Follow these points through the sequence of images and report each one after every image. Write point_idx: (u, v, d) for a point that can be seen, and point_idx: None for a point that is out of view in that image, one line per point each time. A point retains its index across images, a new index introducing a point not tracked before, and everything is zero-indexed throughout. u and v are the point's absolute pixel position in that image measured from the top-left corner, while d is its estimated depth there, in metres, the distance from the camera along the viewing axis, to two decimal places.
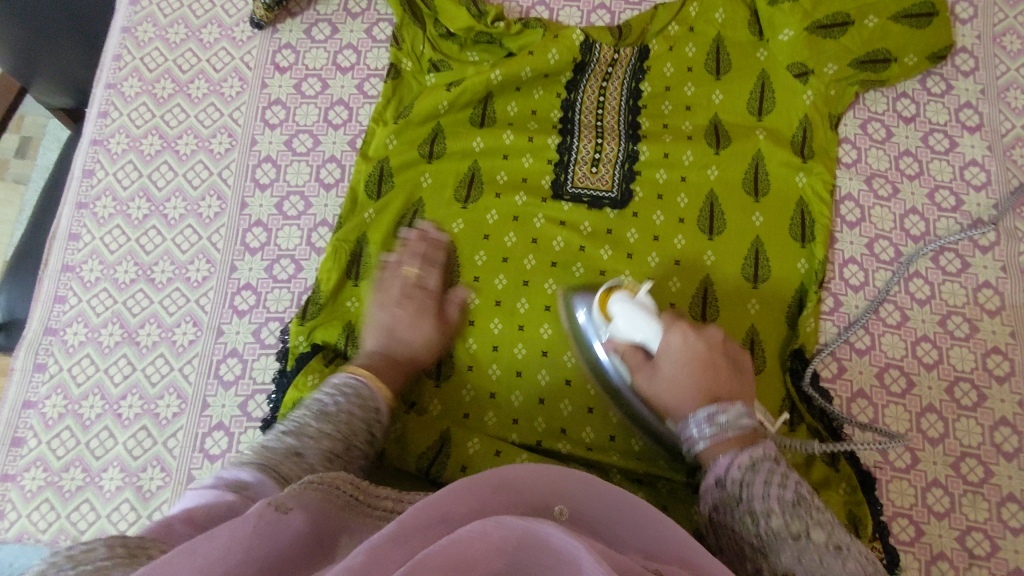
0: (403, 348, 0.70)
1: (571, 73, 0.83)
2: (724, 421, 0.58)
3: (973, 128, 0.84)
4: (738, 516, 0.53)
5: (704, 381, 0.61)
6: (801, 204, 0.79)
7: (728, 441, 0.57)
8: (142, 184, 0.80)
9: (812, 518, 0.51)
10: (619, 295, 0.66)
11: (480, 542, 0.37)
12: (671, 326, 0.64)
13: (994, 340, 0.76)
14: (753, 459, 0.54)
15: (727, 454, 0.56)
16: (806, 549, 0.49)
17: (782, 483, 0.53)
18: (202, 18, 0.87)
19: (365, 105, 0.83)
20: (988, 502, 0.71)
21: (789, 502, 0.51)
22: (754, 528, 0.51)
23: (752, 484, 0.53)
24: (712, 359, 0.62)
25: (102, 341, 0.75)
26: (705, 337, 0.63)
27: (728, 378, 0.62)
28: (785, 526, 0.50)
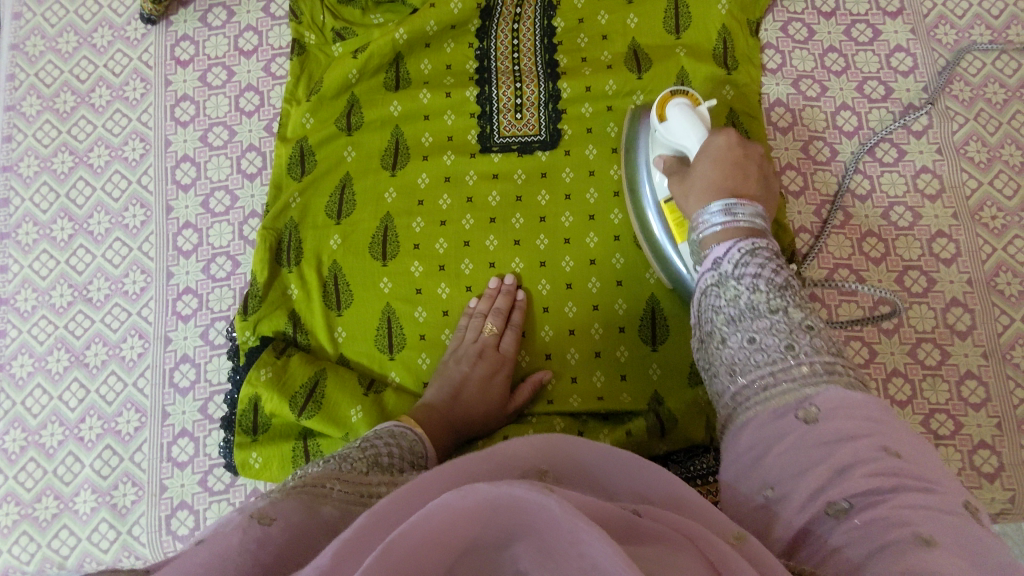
0: (470, 407, 0.68)
1: (479, 19, 0.80)
2: (740, 212, 0.54)
3: (894, 13, 0.82)
4: (727, 293, 0.51)
5: (728, 172, 0.57)
6: (731, 118, 0.77)
7: (738, 229, 0.54)
8: (62, 205, 0.78)
9: (797, 302, 0.49)
10: (682, 100, 0.63)
11: (440, 517, 0.31)
12: (718, 129, 0.60)
13: (938, 224, 0.76)
14: (755, 247, 0.52)
15: (728, 242, 0.54)
16: (782, 325, 0.48)
17: (774, 270, 0.50)
18: (91, 22, 0.83)
19: (275, 87, 0.81)
20: (948, 383, 0.72)
21: (789, 319, 0.48)
22: (737, 301, 0.50)
23: (747, 267, 0.51)
24: (747, 163, 0.58)
25: (51, 369, 0.74)
26: (747, 146, 0.60)
27: (760, 188, 0.58)
28: (767, 302, 0.49)
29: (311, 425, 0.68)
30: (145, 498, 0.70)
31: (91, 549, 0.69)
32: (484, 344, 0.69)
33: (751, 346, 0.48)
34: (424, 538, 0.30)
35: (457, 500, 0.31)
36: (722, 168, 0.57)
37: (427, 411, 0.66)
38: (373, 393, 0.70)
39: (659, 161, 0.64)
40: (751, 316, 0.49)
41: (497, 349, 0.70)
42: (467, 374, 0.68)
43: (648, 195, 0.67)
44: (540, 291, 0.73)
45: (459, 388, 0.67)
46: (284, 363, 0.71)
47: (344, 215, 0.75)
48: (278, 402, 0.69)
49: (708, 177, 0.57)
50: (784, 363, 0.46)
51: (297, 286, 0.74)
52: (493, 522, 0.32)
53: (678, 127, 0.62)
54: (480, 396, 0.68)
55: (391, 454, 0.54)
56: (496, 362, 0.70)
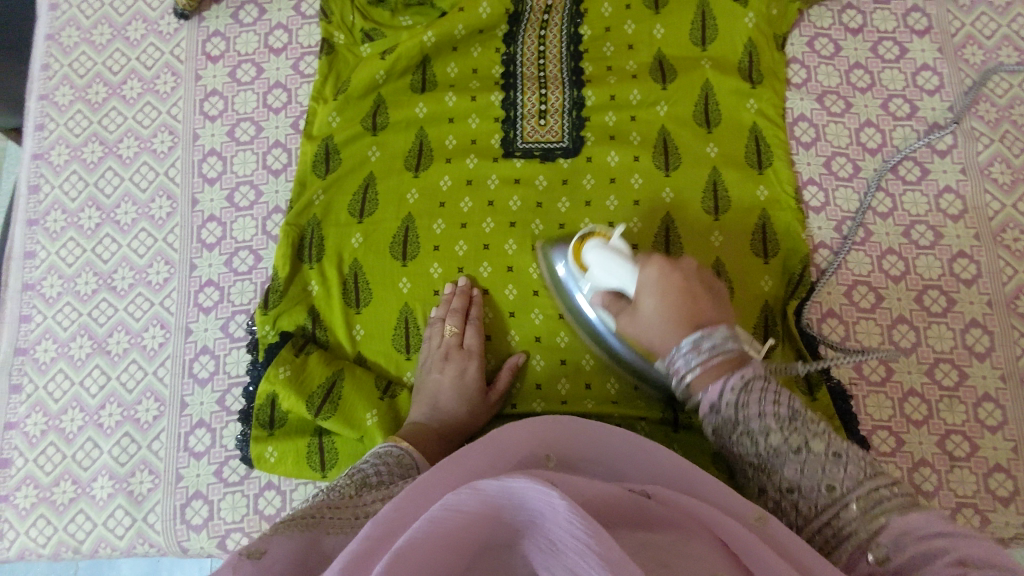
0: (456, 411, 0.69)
1: (506, 25, 0.81)
2: (709, 345, 0.53)
3: (922, 31, 0.82)
4: (736, 438, 0.51)
5: (683, 305, 0.56)
6: (754, 131, 0.78)
7: (713, 368, 0.52)
8: (90, 193, 0.80)
9: (811, 430, 0.49)
10: (596, 241, 0.63)
11: (455, 518, 0.34)
12: (647, 262, 0.60)
13: (959, 244, 0.76)
14: (746, 379, 0.51)
15: (715, 381, 0.52)
16: (811, 463, 0.47)
17: (776, 401, 0.50)
18: (125, 16, 0.84)
19: (303, 85, 0.82)
20: (965, 404, 0.72)
21: (785, 418, 0.49)
22: (753, 448, 0.50)
23: (747, 406, 0.50)
24: (696, 293, 0.57)
25: (73, 355, 0.75)
26: (680, 266, 0.59)
27: (710, 304, 0.57)
28: (786, 441, 0.48)
29: (327, 424, 0.69)
30: (160, 487, 0.71)
31: (106, 535, 0.70)
32: (447, 346, 0.70)
33: (794, 497, 0.48)
34: (438, 531, 0.34)
35: (466, 500, 0.35)
36: (672, 298, 0.57)
37: (416, 426, 0.67)
38: (389, 397, 0.71)
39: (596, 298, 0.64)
40: (775, 461, 0.49)
41: (461, 347, 0.71)
42: (440, 381, 0.70)
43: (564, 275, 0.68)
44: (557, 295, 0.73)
45: (437, 397, 0.69)
46: (303, 361, 0.72)
47: (367, 214, 0.76)
48: (296, 400, 0.69)
49: (668, 320, 0.56)
50: (831, 505, 0.46)
51: (318, 282, 0.75)
52: (499, 519, 0.35)
53: (610, 274, 0.62)
54: (460, 399, 0.69)
55: (378, 474, 0.56)
56: (464, 359, 0.70)
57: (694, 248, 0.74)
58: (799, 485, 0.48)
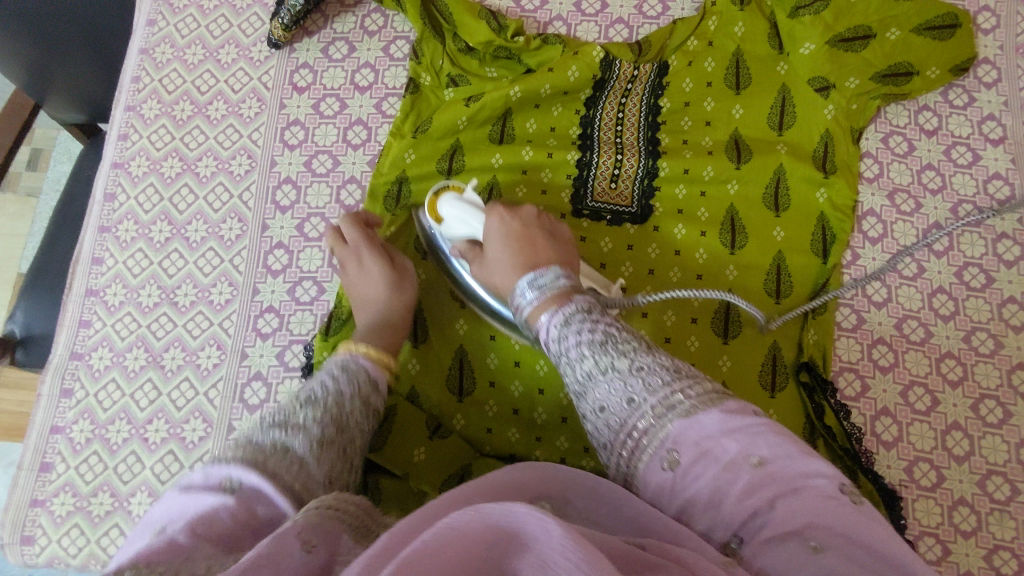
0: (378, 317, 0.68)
1: (590, 89, 0.81)
2: (542, 282, 0.58)
3: (996, 141, 0.82)
4: (563, 367, 0.53)
5: (518, 250, 0.63)
6: (822, 220, 0.79)
7: (546, 299, 0.57)
8: (164, 208, 0.81)
9: (618, 348, 0.50)
10: (448, 199, 0.70)
11: (454, 536, 0.32)
12: (489, 211, 0.67)
13: (1019, 357, 0.75)
14: (566, 316, 0.54)
15: (548, 311, 0.56)
16: (618, 381, 0.49)
17: (591, 327, 0.52)
18: (219, 39, 0.86)
19: (384, 125, 0.83)
20: (1015, 521, 0.71)
21: (598, 341, 0.51)
22: (574, 375, 0.52)
23: (566, 335, 0.53)
24: (527, 234, 0.64)
25: (127, 366, 0.76)
26: (519, 214, 0.66)
27: (542, 243, 0.63)
28: (596, 364, 0.50)
29: (373, 457, 0.68)
30: None
31: None
32: (342, 261, 0.72)
33: (604, 415, 0.49)
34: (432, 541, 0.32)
35: (464, 516, 0.33)
36: (511, 247, 0.63)
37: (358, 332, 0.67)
38: (437, 438, 0.71)
39: (457, 250, 0.70)
40: (591, 386, 0.50)
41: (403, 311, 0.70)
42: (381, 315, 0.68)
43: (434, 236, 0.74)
44: None
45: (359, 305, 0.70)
46: None
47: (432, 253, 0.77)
48: None
49: (508, 264, 0.62)
50: (631, 418, 0.48)
51: None
52: (495, 540, 0.33)
53: (461, 216, 0.69)
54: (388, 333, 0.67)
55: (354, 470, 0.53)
56: (361, 247, 0.71)
57: (752, 329, 0.75)
58: (608, 403, 0.49)
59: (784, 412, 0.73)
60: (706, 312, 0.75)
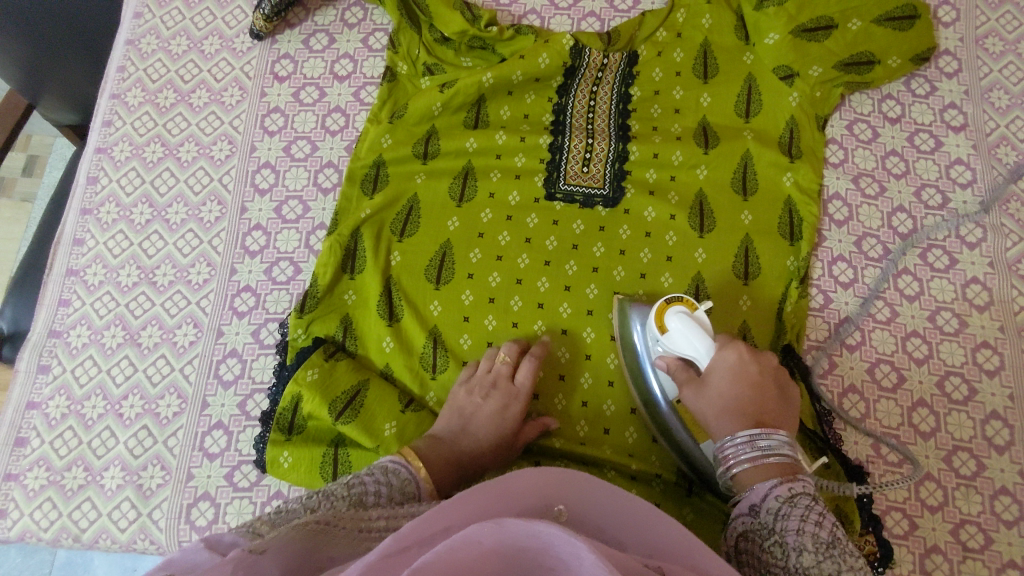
0: (472, 439, 0.67)
1: (561, 77, 0.84)
2: (766, 444, 0.57)
3: (957, 128, 0.84)
4: (768, 545, 0.52)
5: (751, 396, 0.60)
6: (789, 204, 0.80)
7: (767, 466, 0.56)
8: (145, 191, 0.83)
9: (838, 533, 0.50)
10: (680, 309, 0.65)
11: (473, 549, 0.36)
12: (726, 343, 0.63)
13: (983, 335, 0.77)
14: (793, 491, 0.53)
15: (763, 483, 0.55)
16: (833, 556, 0.49)
17: (817, 508, 0.52)
18: (203, 30, 0.89)
19: (361, 112, 0.85)
20: (981, 496, 0.71)
21: (817, 514, 0.51)
22: (783, 556, 0.51)
23: (788, 515, 0.52)
24: (763, 385, 0.61)
25: (105, 343, 0.77)
26: (759, 359, 0.63)
27: (775, 403, 0.61)
28: (814, 541, 0.49)
29: (345, 430, 0.69)
30: (170, 483, 0.72)
31: (108, 526, 0.70)
32: (497, 373, 0.70)
33: None
34: (456, 555, 0.36)
35: (486, 534, 0.37)
36: (743, 389, 0.61)
37: (434, 443, 0.65)
38: (410, 411, 0.72)
39: (660, 358, 0.65)
40: (795, 555, 0.50)
41: (511, 381, 0.70)
42: (480, 407, 0.68)
43: (640, 348, 0.68)
44: (584, 339, 0.74)
45: (467, 420, 0.68)
46: (331, 366, 0.73)
47: (407, 235, 0.78)
48: (319, 403, 0.70)
49: (727, 402, 0.60)
50: None
51: (355, 294, 0.77)
52: (516, 552, 0.37)
53: (683, 343, 0.64)
54: (491, 425, 0.68)
55: (376, 494, 0.55)
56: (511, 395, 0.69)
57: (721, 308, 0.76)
58: None
59: None
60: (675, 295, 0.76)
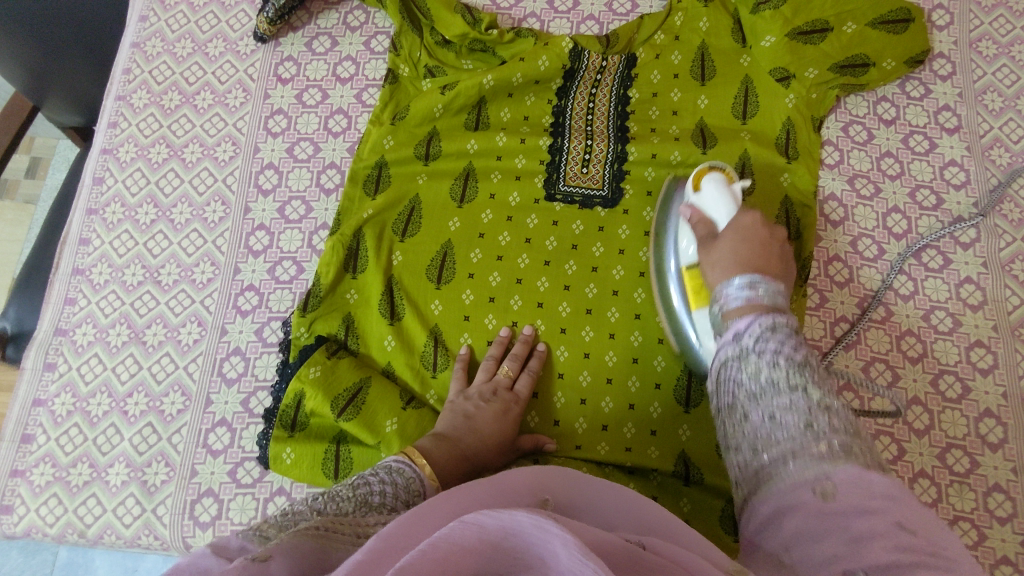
0: (474, 438, 0.67)
1: (561, 79, 0.85)
2: (762, 288, 0.58)
3: (951, 130, 0.86)
4: (745, 366, 0.53)
5: (755, 252, 0.63)
6: (785, 204, 0.80)
7: (756, 306, 0.57)
8: (150, 191, 0.84)
9: (815, 379, 0.50)
10: (716, 176, 0.71)
11: (457, 549, 0.33)
12: (746, 209, 0.68)
13: (976, 334, 0.78)
14: (774, 323, 0.54)
15: (749, 315, 0.56)
16: (802, 401, 0.49)
17: (794, 346, 0.53)
18: (208, 33, 0.91)
19: (363, 114, 0.87)
20: (975, 492, 0.72)
21: (796, 363, 0.51)
22: (757, 373, 0.52)
23: (765, 341, 0.53)
24: (770, 244, 0.64)
25: (110, 341, 0.78)
26: (771, 229, 0.66)
27: (779, 265, 0.63)
28: (787, 379, 0.50)
29: (347, 426, 0.71)
30: (174, 480, 0.73)
31: (113, 522, 0.71)
32: (496, 383, 0.71)
33: (773, 424, 0.49)
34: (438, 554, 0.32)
35: (466, 531, 0.33)
36: (750, 241, 0.64)
37: (441, 440, 0.65)
38: (411, 409, 0.73)
39: (688, 210, 0.71)
40: (770, 393, 0.51)
41: (510, 390, 0.72)
42: (480, 409, 0.69)
43: (672, 266, 0.72)
44: (583, 338, 0.75)
45: (472, 416, 0.68)
46: (333, 364, 0.74)
47: (409, 235, 0.79)
48: (321, 400, 0.71)
49: (734, 257, 0.62)
50: (802, 441, 0.46)
51: (356, 293, 0.78)
52: (496, 550, 0.34)
53: (716, 198, 0.69)
54: (493, 427, 0.68)
55: (382, 493, 0.53)
56: (509, 401, 0.71)
57: None
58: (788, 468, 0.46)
59: None
60: None
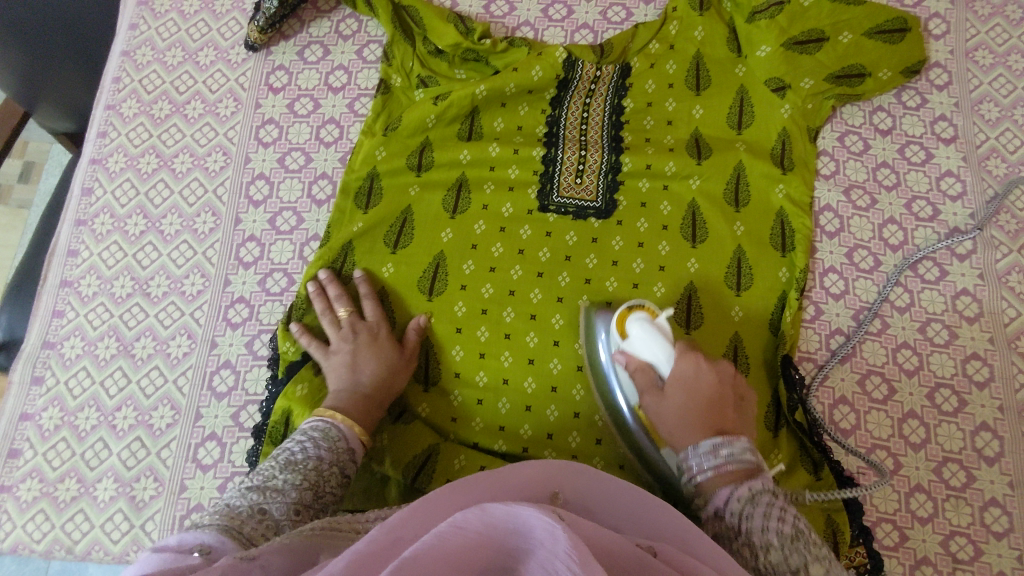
0: (365, 376, 0.69)
1: (555, 89, 0.85)
2: (727, 452, 0.56)
3: (948, 140, 0.85)
4: (737, 550, 0.51)
5: (709, 410, 0.61)
6: (781, 215, 0.80)
7: (729, 474, 0.55)
8: (140, 202, 0.83)
9: (813, 552, 0.49)
10: (640, 316, 0.68)
11: (458, 537, 0.34)
12: (684, 349, 0.65)
13: (973, 347, 0.77)
14: (753, 493, 0.53)
15: (727, 487, 0.54)
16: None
17: (782, 516, 0.51)
18: (199, 42, 0.90)
19: (356, 124, 0.86)
20: (971, 507, 0.72)
21: (788, 536, 0.50)
22: (753, 562, 0.50)
23: (751, 517, 0.52)
24: (723, 392, 0.62)
25: (98, 354, 0.77)
26: (717, 368, 0.64)
27: (734, 413, 0.62)
28: (786, 560, 0.49)
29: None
30: (163, 495, 0.72)
31: (101, 538, 0.70)
32: (358, 323, 0.73)
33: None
34: (442, 544, 0.33)
35: (471, 519, 0.35)
36: (698, 403, 0.61)
37: (342, 395, 0.67)
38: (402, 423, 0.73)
39: (620, 358, 0.67)
40: (772, 572, 0.49)
41: (361, 320, 0.74)
42: (354, 351, 0.71)
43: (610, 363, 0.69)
44: (577, 350, 0.74)
45: (353, 364, 0.69)
46: (323, 376, 0.73)
47: (401, 246, 0.79)
48: (310, 414, 0.69)
49: (691, 416, 0.60)
50: None
51: None
52: (503, 541, 0.35)
53: (647, 349, 0.66)
54: (376, 360, 0.70)
55: (309, 454, 0.58)
56: (370, 328, 0.73)
57: (713, 320, 0.75)
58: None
59: None
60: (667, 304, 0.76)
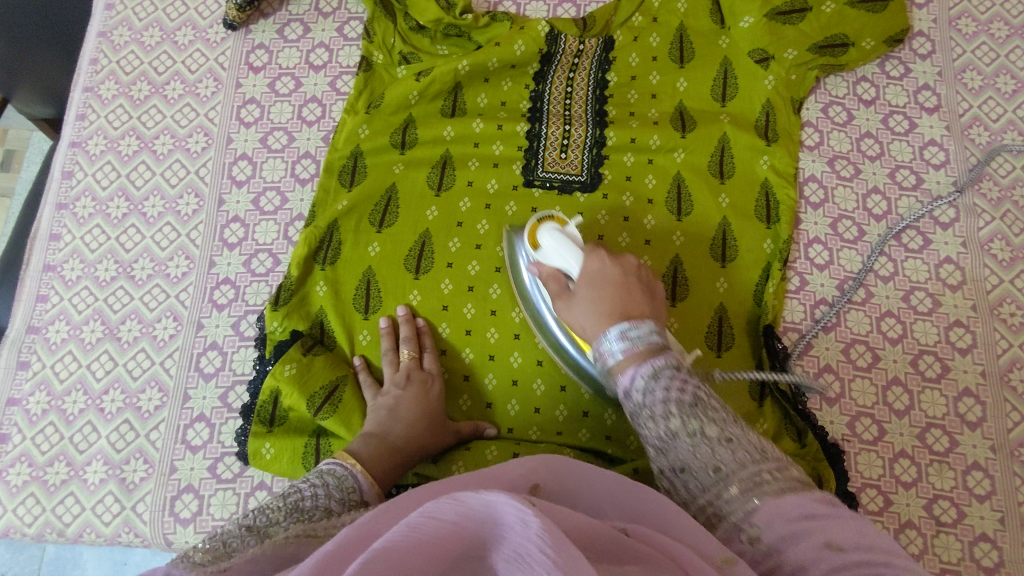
0: (399, 425, 0.67)
1: (538, 64, 0.84)
2: (634, 335, 0.54)
3: (931, 109, 0.85)
4: (643, 423, 0.51)
5: (616, 298, 0.59)
6: (766, 187, 0.80)
7: (634, 354, 0.54)
8: (121, 185, 0.82)
9: (709, 416, 0.49)
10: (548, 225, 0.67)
11: (433, 526, 0.32)
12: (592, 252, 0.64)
13: (956, 314, 0.78)
14: (655, 369, 0.52)
15: (631, 368, 0.53)
16: (704, 445, 0.48)
17: (681, 386, 0.51)
18: (176, 21, 0.89)
19: (338, 102, 0.85)
20: (954, 471, 0.73)
21: (688, 403, 0.50)
22: (656, 430, 0.50)
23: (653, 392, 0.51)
24: (628, 284, 0.60)
25: (84, 338, 0.77)
26: (621, 263, 0.63)
27: (642, 299, 0.60)
28: (683, 426, 0.49)
29: (326, 425, 0.70)
30: (153, 476, 0.72)
31: (93, 521, 0.71)
32: (408, 368, 0.71)
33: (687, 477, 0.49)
34: (414, 541, 0.31)
35: (446, 509, 0.33)
36: (603, 293, 0.60)
37: (369, 438, 0.64)
38: None
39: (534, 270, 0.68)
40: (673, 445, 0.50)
41: (421, 368, 0.72)
42: (400, 397, 0.69)
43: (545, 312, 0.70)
44: None
45: (392, 409, 0.68)
46: (309, 360, 0.73)
47: (386, 224, 0.78)
48: (298, 397, 0.70)
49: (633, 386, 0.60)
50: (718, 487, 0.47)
51: (326, 284, 0.76)
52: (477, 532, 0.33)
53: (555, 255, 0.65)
54: (415, 408, 0.68)
55: (314, 498, 0.52)
56: (426, 378, 0.71)
57: (698, 291, 0.76)
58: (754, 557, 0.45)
59: (734, 368, 0.73)
60: (654, 276, 0.76)
